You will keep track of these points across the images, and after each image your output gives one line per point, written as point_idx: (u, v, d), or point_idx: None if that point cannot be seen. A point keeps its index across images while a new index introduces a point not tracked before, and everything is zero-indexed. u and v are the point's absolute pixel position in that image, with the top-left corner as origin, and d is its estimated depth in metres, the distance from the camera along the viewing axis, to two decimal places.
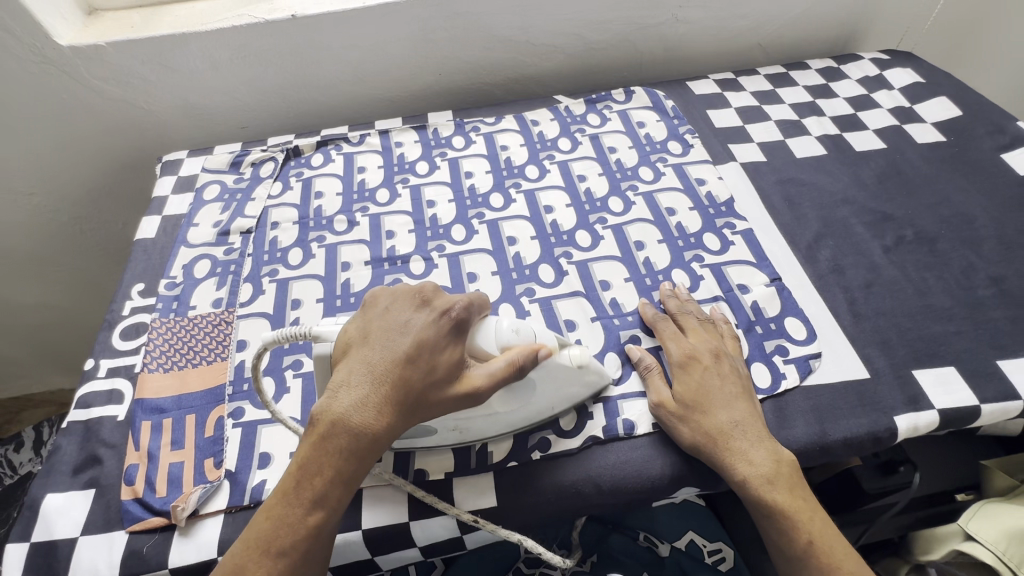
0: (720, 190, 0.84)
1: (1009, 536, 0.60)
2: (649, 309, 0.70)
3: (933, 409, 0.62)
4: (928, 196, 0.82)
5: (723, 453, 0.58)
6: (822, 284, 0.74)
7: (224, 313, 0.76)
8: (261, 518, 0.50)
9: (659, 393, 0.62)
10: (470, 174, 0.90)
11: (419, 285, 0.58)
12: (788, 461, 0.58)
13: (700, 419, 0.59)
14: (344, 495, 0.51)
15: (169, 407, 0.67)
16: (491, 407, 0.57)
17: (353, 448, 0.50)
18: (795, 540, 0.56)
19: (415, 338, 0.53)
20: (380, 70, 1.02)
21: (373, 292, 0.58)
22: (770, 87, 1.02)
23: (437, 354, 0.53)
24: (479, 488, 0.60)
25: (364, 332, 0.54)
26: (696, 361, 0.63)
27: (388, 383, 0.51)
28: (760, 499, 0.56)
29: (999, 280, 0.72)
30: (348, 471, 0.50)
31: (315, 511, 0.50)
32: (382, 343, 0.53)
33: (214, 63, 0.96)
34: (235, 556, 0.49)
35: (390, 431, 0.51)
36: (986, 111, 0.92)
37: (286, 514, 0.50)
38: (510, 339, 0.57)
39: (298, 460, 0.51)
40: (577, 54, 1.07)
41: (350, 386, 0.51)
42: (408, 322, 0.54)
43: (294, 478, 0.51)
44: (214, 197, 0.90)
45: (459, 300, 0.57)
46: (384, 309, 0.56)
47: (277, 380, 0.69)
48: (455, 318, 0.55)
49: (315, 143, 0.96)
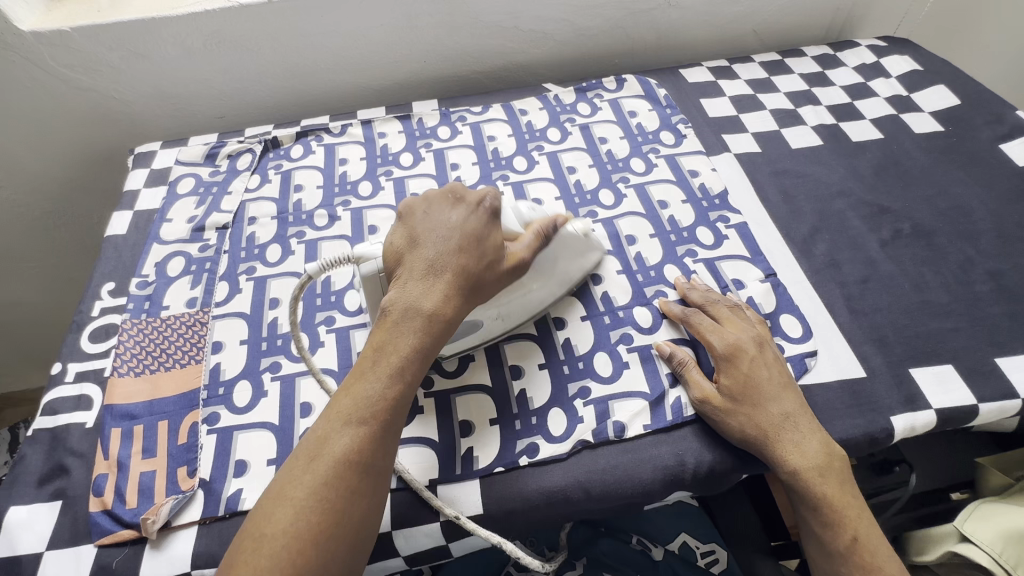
0: (713, 182, 0.81)
1: (1006, 538, 0.59)
2: (675, 305, 0.67)
3: (931, 409, 0.61)
4: (926, 188, 0.80)
5: (774, 447, 0.57)
6: (817, 279, 0.72)
7: (199, 313, 0.72)
8: (339, 397, 0.52)
9: (702, 388, 0.60)
10: (456, 166, 0.87)
11: (448, 186, 0.61)
12: (839, 456, 0.57)
13: (751, 411, 0.58)
14: (418, 371, 0.53)
15: (140, 413, 0.64)
16: (528, 284, 0.64)
17: (427, 327, 0.54)
18: (840, 536, 0.55)
19: (463, 230, 0.58)
20: (361, 57, 0.98)
21: (404, 203, 0.62)
22: (765, 75, 0.99)
23: (485, 240, 0.58)
24: (465, 495, 0.58)
25: (412, 236, 0.58)
26: (742, 352, 0.61)
27: (451, 271, 0.55)
28: (809, 492, 0.56)
29: (997, 275, 0.70)
30: (422, 347, 0.53)
31: (392, 384, 0.52)
32: (434, 239, 0.57)
33: (186, 50, 0.92)
34: (319, 428, 0.50)
35: (457, 310, 0.55)
36: (985, 100, 0.89)
37: (364, 389, 0.51)
38: (529, 215, 0.64)
39: (371, 346, 0.54)
40: (566, 40, 1.03)
41: (414, 276, 0.55)
42: (450, 219, 0.58)
43: (370, 358, 0.53)
44: (189, 191, 0.86)
45: (488, 193, 0.61)
46: (424, 213, 0.59)
47: (254, 383, 0.66)
48: (490, 208, 0.59)
49: (294, 134, 0.92)
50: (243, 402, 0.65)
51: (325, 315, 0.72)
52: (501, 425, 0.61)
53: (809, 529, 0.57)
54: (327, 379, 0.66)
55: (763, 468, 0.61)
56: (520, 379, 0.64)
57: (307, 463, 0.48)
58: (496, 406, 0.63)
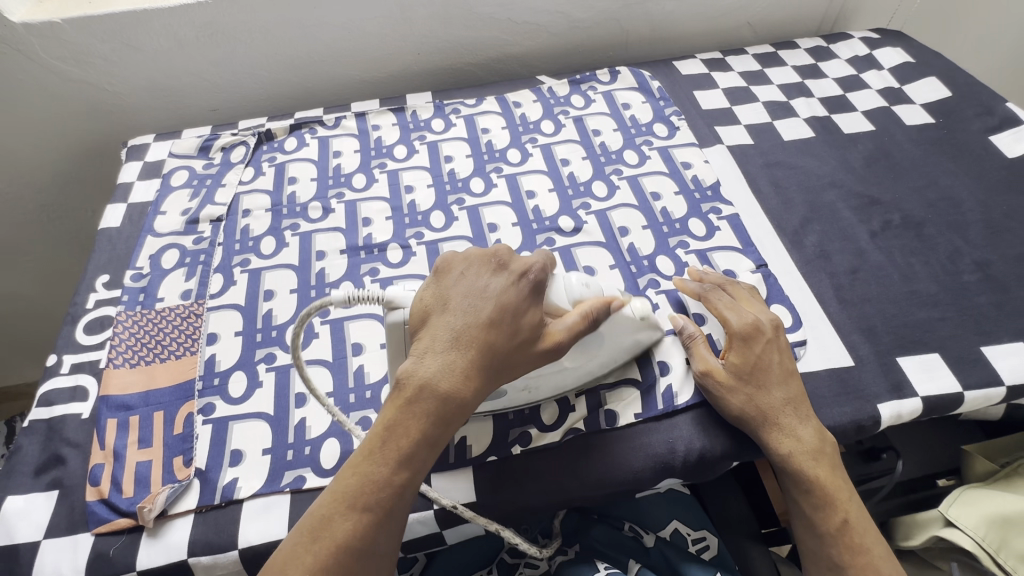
0: (705, 174, 0.82)
1: (989, 522, 0.60)
2: (691, 282, 0.67)
3: (917, 396, 0.62)
4: (916, 179, 0.81)
5: (772, 426, 0.58)
6: (808, 269, 0.72)
7: (194, 305, 0.73)
8: (347, 473, 0.49)
9: (707, 362, 0.61)
10: (450, 159, 0.87)
11: (492, 248, 0.55)
12: (831, 441, 0.58)
13: (755, 391, 0.59)
14: (428, 457, 0.50)
15: (136, 404, 0.64)
16: (563, 363, 0.57)
17: (440, 413, 0.49)
18: (830, 517, 0.56)
19: (495, 302, 0.51)
20: (354, 48, 0.98)
21: (445, 256, 0.55)
22: (758, 67, 0.99)
23: (519, 316, 0.52)
24: (457, 481, 0.59)
25: (441, 300, 0.52)
26: (757, 335, 0.61)
27: (475, 348, 0.50)
28: (800, 472, 0.57)
29: (984, 265, 0.71)
30: (433, 435, 0.49)
31: (400, 471, 0.49)
32: (463, 306, 0.51)
33: (178, 42, 0.92)
34: (322, 506, 0.48)
35: (475, 395, 0.50)
36: (975, 92, 0.90)
37: (372, 472, 0.48)
38: (582, 292, 0.57)
39: (383, 421, 0.50)
40: (560, 33, 1.03)
41: (436, 349, 0.50)
42: (486, 287, 0.52)
43: (380, 438, 0.49)
44: (183, 183, 0.86)
45: (536, 262, 0.54)
46: (460, 273, 0.53)
47: (249, 374, 0.67)
48: (534, 281, 0.53)
49: (288, 126, 0.92)
50: (238, 393, 0.65)
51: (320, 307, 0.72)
52: (495, 415, 0.62)
53: (798, 509, 0.58)
54: (322, 370, 0.67)
55: (757, 450, 0.61)
56: None
57: (307, 543, 0.47)
58: None
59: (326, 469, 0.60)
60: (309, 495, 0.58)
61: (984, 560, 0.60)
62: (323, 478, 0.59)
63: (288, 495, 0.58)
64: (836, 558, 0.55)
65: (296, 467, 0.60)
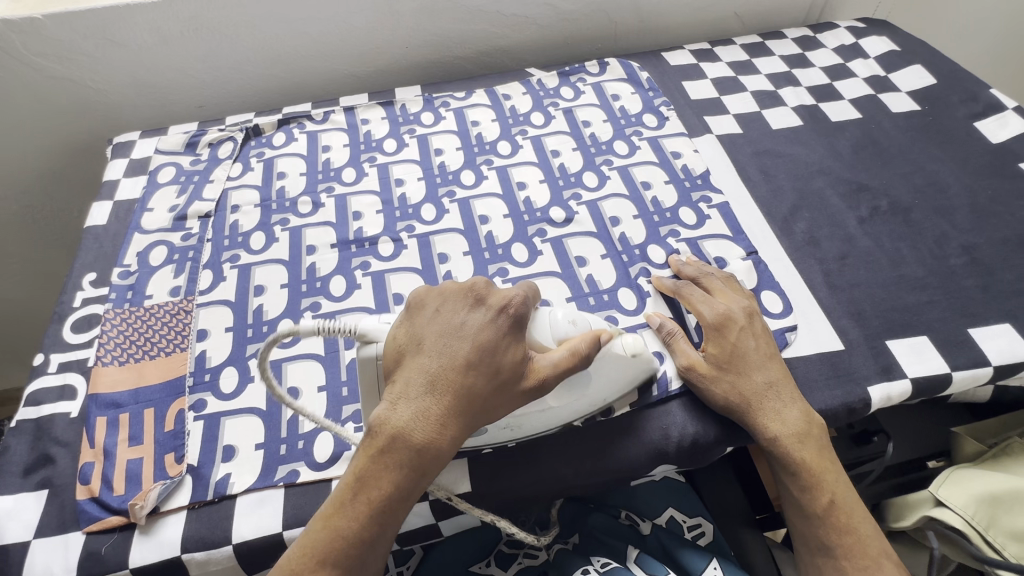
0: (695, 163, 0.82)
1: (978, 501, 0.61)
2: (666, 279, 0.68)
3: (907, 378, 0.62)
4: (902, 165, 0.82)
5: (756, 413, 0.58)
6: (797, 256, 0.73)
7: (183, 302, 0.72)
8: (319, 525, 0.50)
9: (688, 356, 0.61)
10: (440, 152, 0.87)
11: (470, 283, 0.54)
12: (818, 422, 0.59)
13: (735, 379, 0.59)
14: (401, 509, 0.51)
15: (125, 401, 0.64)
16: (547, 402, 0.55)
17: (414, 463, 0.50)
18: (816, 498, 0.57)
19: (471, 344, 0.51)
20: (341, 42, 0.97)
21: (419, 290, 0.55)
22: (746, 58, 1.00)
23: (497, 359, 0.51)
24: (454, 471, 0.59)
25: (416, 338, 0.52)
26: (731, 323, 0.62)
27: (449, 396, 0.50)
28: (788, 457, 0.57)
29: (970, 249, 0.72)
30: (406, 486, 0.50)
31: (372, 524, 0.50)
32: (438, 350, 0.51)
33: (163, 37, 0.91)
34: (295, 559, 0.49)
35: (450, 443, 0.51)
36: (959, 79, 0.91)
37: (344, 526, 0.49)
38: (568, 330, 0.55)
39: (355, 471, 0.51)
40: (548, 24, 1.03)
41: (410, 397, 0.50)
42: (464, 325, 0.52)
43: (352, 488, 0.50)
44: (170, 179, 0.85)
45: (516, 298, 0.54)
46: (436, 311, 0.53)
47: (241, 369, 0.66)
48: (514, 318, 0.53)
49: (276, 121, 0.91)
50: (230, 388, 0.65)
51: (311, 301, 0.72)
52: None
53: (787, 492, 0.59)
54: (314, 365, 0.66)
55: (746, 436, 0.62)
56: None
57: None
58: None
59: (320, 463, 0.59)
60: (303, 488, 0.58)
61: (973, 539, 0.61)
62: (318, 472, 0.59)
63: (282, 490, 0.58)
64: (824, 538, 0.56)
65: (290, 461, 0.60)
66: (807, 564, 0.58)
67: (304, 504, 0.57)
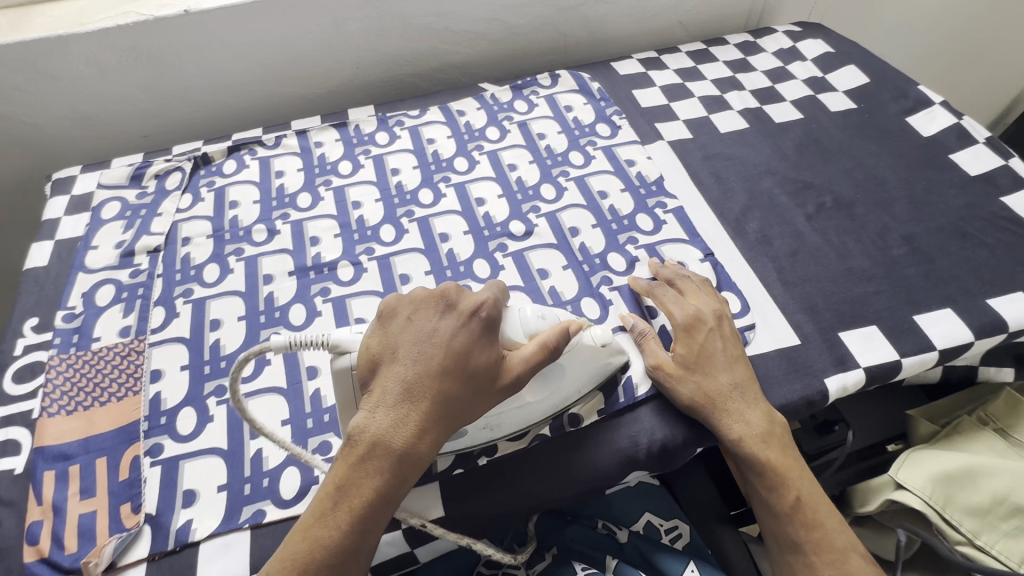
0: (649, 170, 0.84)
1: (935, 481, 0.64)
2: (642, 280, 0.70)
3: (860, 368, 0.65)
4: (844, 162, 0.85)
5: (719, 413, 0.59)
6: (751, 255, 0.75)
7: (134, 342, 0.69)
8: (298, 536, 0.48)
9: (656, 356, 0.62)
10: (397, 171, 0.86)
11: (439, 287, 0.54)
12: (780, 423, 0.60)
13: (701, 379, 0.61)
14: (384, 514, 0.50)
15: (75, 452, 0.61)
16: (522, 396, 0.56)
17: (395, 468, 0.49)
18: (784, 497, 0.58)
19: (446, 348, 0.51)
20: (291, 66, 0.96)
21: (389, 298, 0.54)
22: (692, 64, 1.03)
23: (472, 359, 0.51)
24: (428, 496, 0.58)
25: (389, 347, 0.51)
26: (699, 324, 0.63)
27: (428, 398, 0.50)
28: (755, 456, 0.58)
29: (911, 239, 0.76)
30: (388, 491, 0.49)
31: (353, 533, 0.48)
32: (412, 356, 0.51)
33: (101, 67, 0.88)
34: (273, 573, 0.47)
35: (430, 447, 0.50)
36: (890, 77, 0.96)
37: (325, 534, 0.48)
38: (538, 325, 0.55)
39: (335, 480, 0.50)
40: (499, 39, 1.04)
41: (386, 403, 0.50)
42: (435, 331, 0.52)
43: (333, 497, 0.49)
44: (115, 215, 0.82)
45: (485, 299, 0.53)
46: (407, 319, 0.52)
47: (199, 409, 0.64)
48: (486, 319, 0.52)
49: (226, 148, 0.89)
50: (188, 430, 0.62)
51: (270, 332, 0.70)
52: None
53: (755, 491, 0.60)
54: (277, 398, 0.64)
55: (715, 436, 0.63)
56: None
57: None
58: None
59: (287, 500, 0.58)
60: (270, 529, 0.56)
61: (933, 517, 0.64)
62: (286, 509, 0.57)
63: (248, 532, 0.56)
64: (793, 536, 0.57)
65: (255, 501, 0.58)
66: (778, 561, 0.59)
67: (272, 544, 0.55)
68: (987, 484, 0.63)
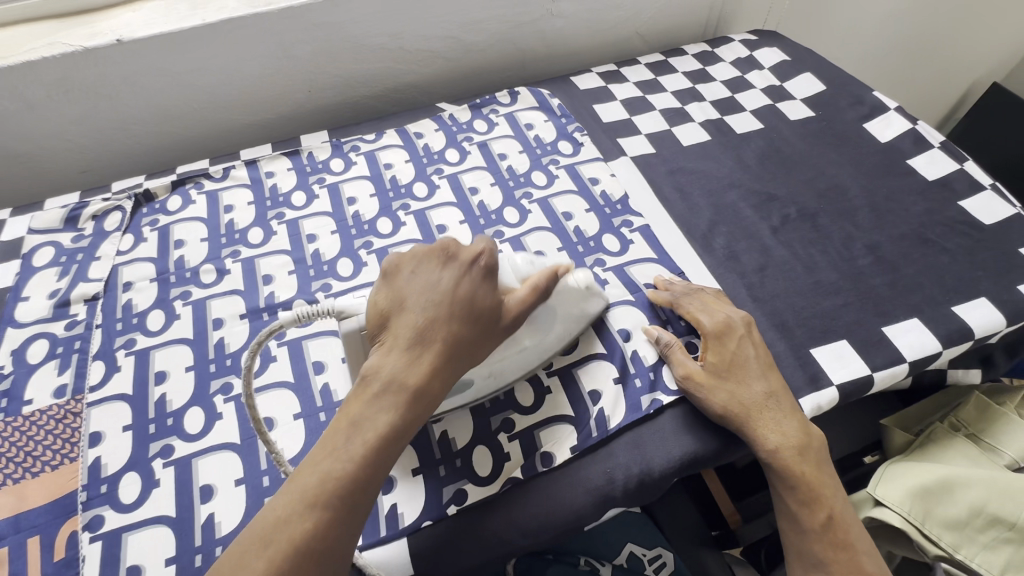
0: (613, 188, 0.82)
1: (913, 496, 0.63)
2: (663, 292, 0.69)
3: (833, 385, 0.64)
4: (805, 172, 0.85)
5: (754, 423, 0.58)
6: (719, 272, 0.74)
7: (71, 403, 0.64)
8: (307, 472, 0.45)
9: (686, 366, 0.61)
10: (353, 201, 0.83)
11: (440, 241, 0.54)
12: (816, 438, 0.59)
13: (734, 387, 0.60)
14: (396, 450, 0.47)
15: (4, 533, 0.55)
16: (519, 340, 0.58)
17: (408, 403, 0.48)
18: (814, 514, 0.57)
19: (452, 291, 0.51)
20: (237, 93, 0.91)
21: (392, 254, 0.54)
22: (652, 76, 1.02)
23: (478, 301, 0.52)
24: (395, 554, 0.54)
25: (397, 296, 0.51)
26: (731, 331, 0.63)
27: (439, 336, 0.50)
28: (789, 470, 0.57)
29: (875, 248, 0.75)
30: (401, 426, 0.47)
31: (361, 464, 0.45)
32: (420, 298, 0.51)
33: (29, 102, 0.82)
34: (279, 509, 0.43)
35: (440, 385, 0.49)
36: (845, 84, 0.97)
37: (336, 466, 0.45)
38: (527, 268, 0.58)
39: (347, 416, 0.47)
40: (455, 57, 1.01)
41: (397, 344, 0.49)
42: (440, 280, 0.52)
43: (345, 432, 0.46)
44: (47, 262, 0.77)
45: (484, 249, 0.54)
46: (411, 271, 0.52)
47: (144, 474, 0.59)
48: (487, 268, 0.53)
49: (169, 183, 0.84)
50: (131, 497, 0.57)
51: (222, 382, 0.65)
52: (425, 475, 0.58)
53: (785, 507, 0.58)
54: (230, 456, 0.60)
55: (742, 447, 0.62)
56: (441, 421, 0.61)
57: (259, 552, 0.42)
58: (419, 456, 0.59)
59: None
60: None
61: (913, 535, 0.63)
62: None
63: None
64: (822, 555, 0.56)
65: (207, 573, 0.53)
66: None
67: None
68: (963, 495, 0.63)
